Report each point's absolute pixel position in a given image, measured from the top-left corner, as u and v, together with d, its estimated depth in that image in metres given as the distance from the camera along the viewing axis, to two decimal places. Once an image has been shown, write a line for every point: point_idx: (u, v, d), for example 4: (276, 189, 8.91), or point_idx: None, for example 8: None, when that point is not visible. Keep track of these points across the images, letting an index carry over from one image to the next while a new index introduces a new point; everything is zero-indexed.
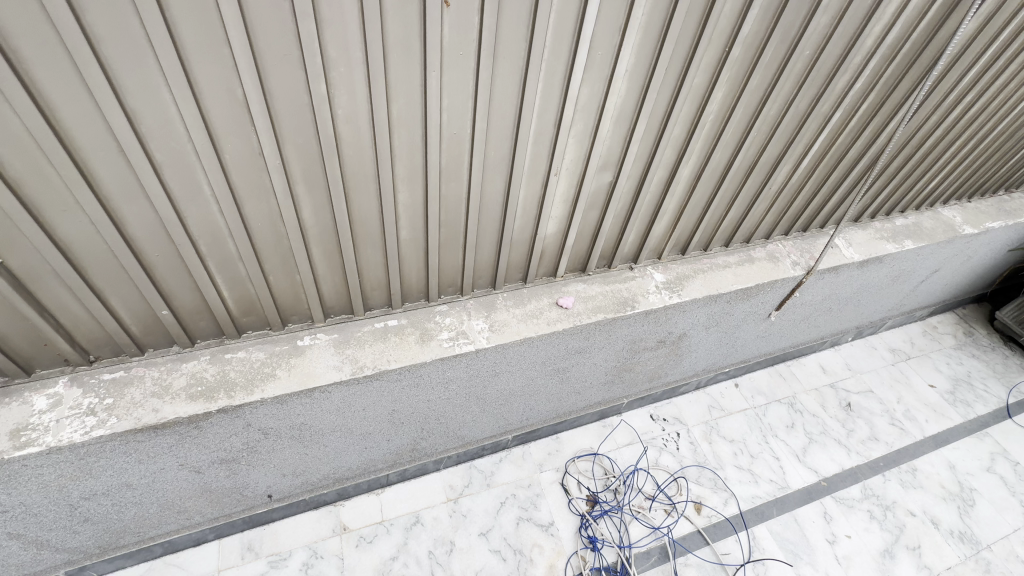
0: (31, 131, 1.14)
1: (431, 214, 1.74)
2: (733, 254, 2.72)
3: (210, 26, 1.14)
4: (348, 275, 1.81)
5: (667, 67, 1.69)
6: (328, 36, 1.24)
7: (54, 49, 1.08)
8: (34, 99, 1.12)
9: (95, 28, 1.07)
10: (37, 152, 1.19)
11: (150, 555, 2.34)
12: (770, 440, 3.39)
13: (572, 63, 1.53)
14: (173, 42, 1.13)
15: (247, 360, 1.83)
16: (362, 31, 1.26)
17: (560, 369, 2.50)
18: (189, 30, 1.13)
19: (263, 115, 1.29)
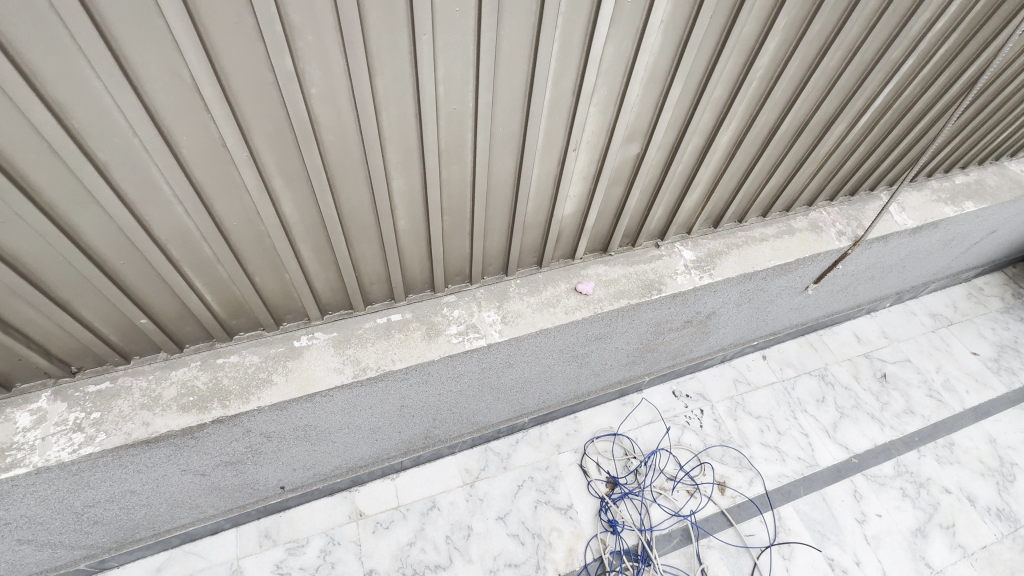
0: None
1: (432, 202, 1.52)
2: (770, 226, 2.44)
3: None
4: (342, 271, 1.62)
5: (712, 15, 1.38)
6: None
7: None
8: None
9: None
10: None
11: (168, 545, 2.35)
12: (798, 415, 3.24)
13: (595, 15, 1.24)
14: (89, 15, 0.89)
15: (240, 364, 1.69)
16: None
17: (579, 354, 2.32)
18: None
19: (219, 101, 1.06)
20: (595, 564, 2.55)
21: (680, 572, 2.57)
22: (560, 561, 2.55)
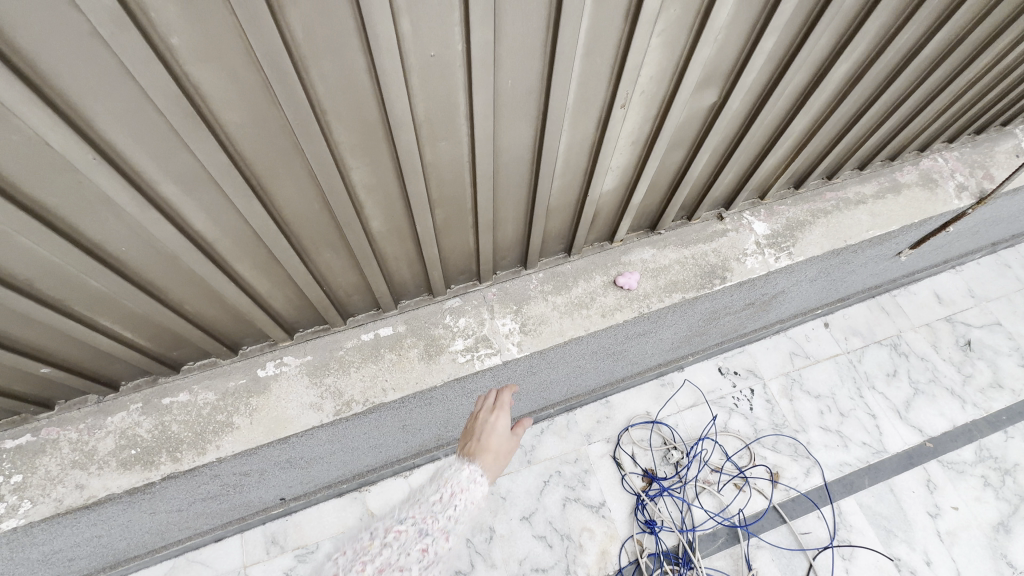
0: None
1: (413, 196, 1.05)
2: (868, 183, 1.87)
3: None
4: (303, 289, 1.20)
5: None
6: None
7: None
8: None
9: None
10: None
11: (171, 554, 2.17)
12: (865, 393, 2.81)
13: None
14: None
15: (191, 404, 1.34)
16: None
17: (616, 351, 1.90)
18: None
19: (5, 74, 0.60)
20: (631, 568, 2.31)
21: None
22: (592, 565, 2.31)
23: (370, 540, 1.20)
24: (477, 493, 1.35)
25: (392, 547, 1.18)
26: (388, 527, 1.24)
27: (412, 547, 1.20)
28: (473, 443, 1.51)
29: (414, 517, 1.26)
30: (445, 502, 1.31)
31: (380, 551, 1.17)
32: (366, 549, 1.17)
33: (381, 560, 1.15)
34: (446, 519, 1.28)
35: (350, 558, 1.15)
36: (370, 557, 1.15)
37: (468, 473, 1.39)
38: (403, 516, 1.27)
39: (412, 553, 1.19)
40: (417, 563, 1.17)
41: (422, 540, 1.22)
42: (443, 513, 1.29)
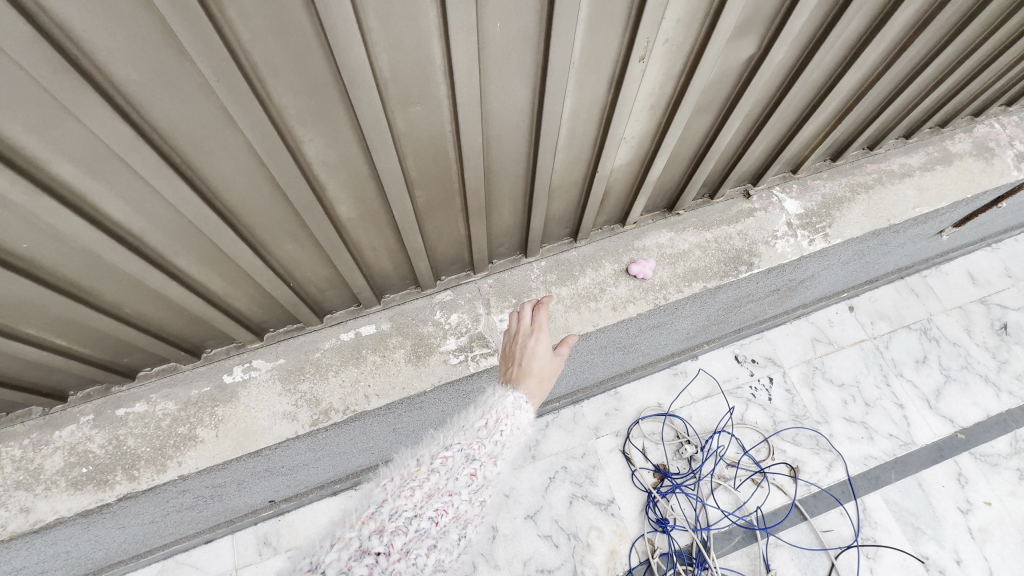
0: None
1: (385, 175, 0.86)
2: (915, 153, 1.65)
3: None
4: (264, 285, 1.03)
5: None
6: None
7: None
8: None
9: None
10: None
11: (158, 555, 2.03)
12: (892, 381, 2.57)
13: None
14: None
15: (149, 416, 1.19)
16: None
17: (627, 344, 1.72)
18: None
19: None
20: (642, 569, 2.16)
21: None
22: (600, 565, 2.16)
23: (411, 463, 0.86)
24: (524, 421, 0.95)
25: (440, 470, 0.83)
26: (430, 448, 0.89)
27: (462, 471, 0.85)
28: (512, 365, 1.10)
29: (459, 438, 0.89)
30: (492, 427, 0.92)
31: (427, 475, 0.83)
32: (407, 475, 0.83)
33: (428, 486, 0.81)
34: (498, 443, 0.90)
35: (391, 482, 0.82)
36: (416, 482, 0.81)
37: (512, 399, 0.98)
38: (448, 435, 0.92)
39: (463, 478, 0.84)
40: (471, 489, 0.83)
41: (473, 463, 0.86)
42: (493, 436, 0.91)
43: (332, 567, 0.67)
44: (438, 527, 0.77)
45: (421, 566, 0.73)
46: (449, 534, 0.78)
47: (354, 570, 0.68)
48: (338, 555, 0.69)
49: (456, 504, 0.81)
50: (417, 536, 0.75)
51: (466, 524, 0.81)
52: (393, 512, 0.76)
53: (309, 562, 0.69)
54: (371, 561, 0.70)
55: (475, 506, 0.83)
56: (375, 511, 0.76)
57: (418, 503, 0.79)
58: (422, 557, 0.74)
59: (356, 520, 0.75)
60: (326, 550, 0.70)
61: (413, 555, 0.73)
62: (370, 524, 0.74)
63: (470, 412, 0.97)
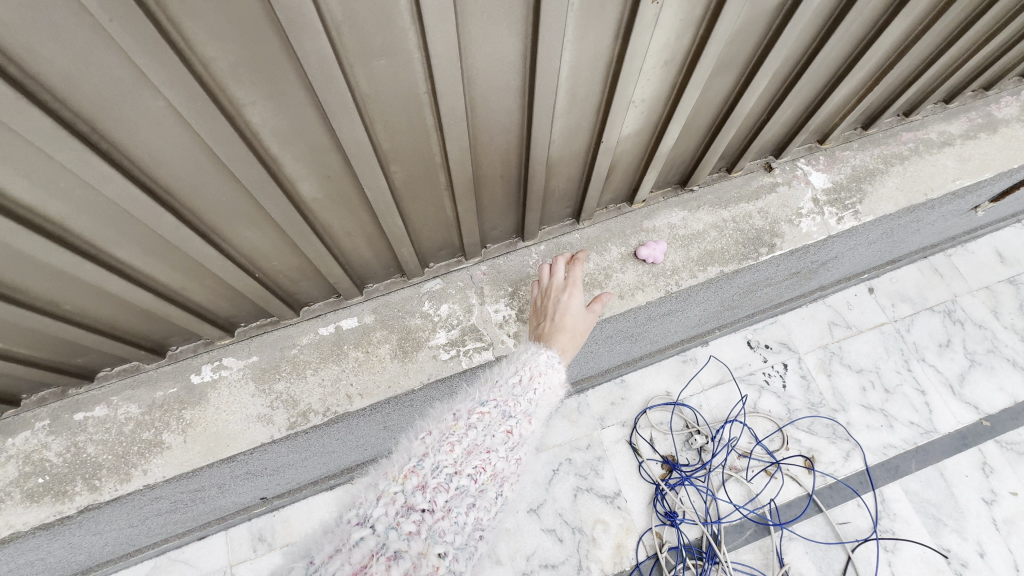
0: None
1: (351, 147, 0.74)
2: (956, 119, 1.49)
3: None
4: (224, 277, 0.91)
5: None
6: None
7: None
8: None
9: None
10: None
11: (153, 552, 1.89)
12: (913, 366, 2.14)
13: None
14: None
15: (110, 421, 1.09)
16: None
17: (634, 333, 1.59)
18: None
19: None
20: (649, 564, 1.86)
21: (755, 572, 1.86)
22: (606, 561, 1.87)
23: (448, 418, 0.83)
24: (557, 381, 0.94)
25: (478, 427, 0.80)
26: (466, 404, 0.86)
27: (498, 428, 0.81)
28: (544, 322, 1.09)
29: (495, 395, 0.86)
30: (526, 384, 0.89)
31: (466, 430, 0.79)
32: (445, 429, 0.79)
33: (467, 442, 0.78)
34: (533, 401, 0.88)
35: (430, 436, 0.79)
36: (455, 437, 0.78)
37: (545, 357, 0.97)
38: (484, 391, 0.88)
39: (500, 435, 0.80)
40: (508, 447, 0.80)
41: (509, 421, 0.83)
42: (528, 394, 0.89)
43: (380, 523, 0.65)
44: (477, 484, 0.74)
45: (464, 524, 0.70)
46: (488, 492, 0.75)
47: (402, 527, 0.66)
48: (384, 511, 0.67)
49: (494, 462, 0.77)
50: (459, 494, 0.72)
51: (504, 482, 0.78)
52: (436, 467, 0.73)
53: (356, 516, 0.67)
54: (418, 518, 0.67)
55: (512, 464, 0.80)
56: (416, 466, 0.73)
57: (458, 460, 0.75)
58: (464, 515, 0.71)
59: (398, 473, 0.72)
60: (372, 506, 0.68)
61: (456, 512, 0.70)
62: (412, 479, 0.71)
63: (504, 369, 0.94)
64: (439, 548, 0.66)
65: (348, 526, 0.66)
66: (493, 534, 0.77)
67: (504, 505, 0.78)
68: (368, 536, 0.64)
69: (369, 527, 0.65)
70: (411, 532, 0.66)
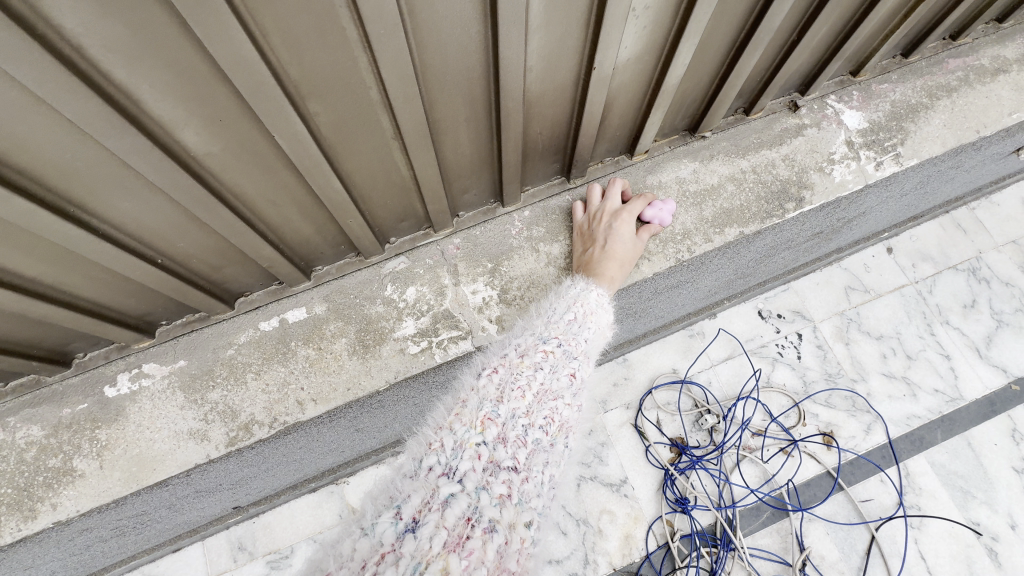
0: None
1: (235, 71, 0.52)
2: (1010, 42, 1.26)
3: None
4: (109, 263, 0.70)
5: None
6: None
7: None
8: None
9: None
10: None
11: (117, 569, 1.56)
12: (937, 330, 1.94)
13: None
14: None
15: (7, 447, 0.89)
16: None
17: (640, 309, 1.40)
18: None
19: None
20: (661, 555, 1.71)
21: (773, 557, 1.70)
22: (614, 553, 1.71)
23: (511, 357, 0.75)
24: (605, 322, 0.87)
25: (545, 369, 0.72)
26: (526, 341, 0.78)
27: (562, 371, 0.74)
28: (596, 252, 0.97)
29: (557, 331, 0.79)
30: (580, 323, 0.82)
31: (533, 373, 0.71)
32: (512, 368, 0.71)
33: (536, 387, 0.70)
34: (588, 341, 0.81)
35: (498, 375, 0.71)
36: (525, 382, 0.70)
37: (596, 296, 0.89)
38: (541, 328, 0.81)
39: (563, 378, 0.74)
40: (573, 392, 0.74)
41: (572, 363, 0.76)
42: (583, 334, 0.82)
43: (469, 481, 0.58)
44: (547, 437, 0.68)
45: (543, 481, 0.65)
46: (558, 445, 0.69)
47: (492, 488, 0.58)
48: (472, 466, 0.59)
49: (561, 411, 0.71)
50: (535, 448, 0.66)
51: (569, 432, 0.72)
52: (513, 417, 0.66)
53: (441, 465, 0.59)
54: (506, 478, 0.60)
55: (575, 412, 0.74)
56: (493, 413, 0.65)
57: (529, 408, 0.68)
58: (542, 472, 0.65)
59: (474, 419, 0.64)
60: (456, 457, 0.60)
61: (536, 470, 0.64)
62: (492, 429, 0.63)
63: (555, 305, 0.86)
64: (526, 513, 0.60)
65: (434, 476, 0.58)
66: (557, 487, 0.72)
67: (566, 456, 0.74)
68: (459, 493, 0.56)
69: (458, 482, 0.57)
70: (502, 494, 0.58)
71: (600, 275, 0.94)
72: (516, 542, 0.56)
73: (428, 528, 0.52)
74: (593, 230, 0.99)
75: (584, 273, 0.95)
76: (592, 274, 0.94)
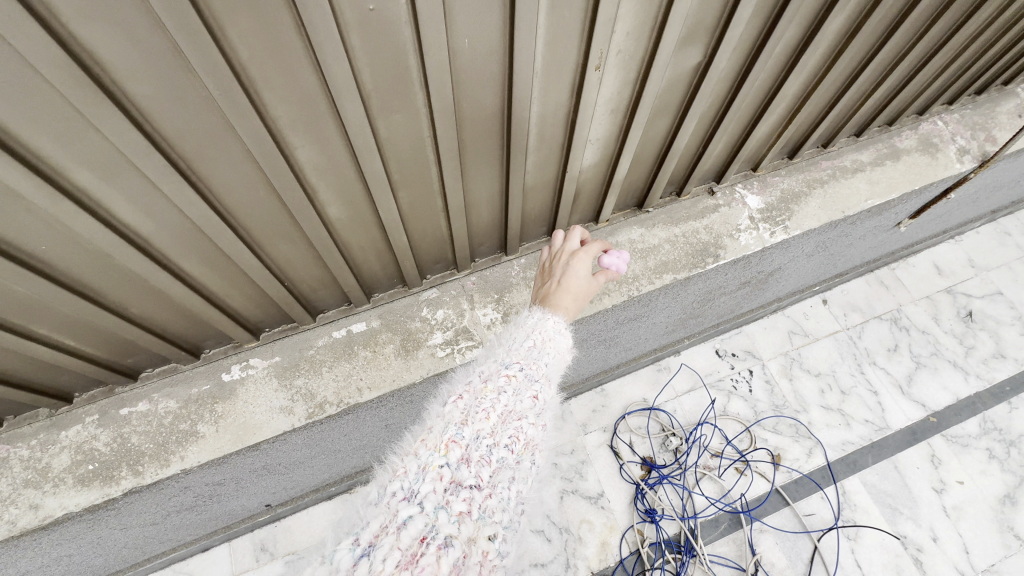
0: None
1: (370, 177, 0.95)
2: (866, 150, 1.78)
3: None
4: (260, 283, 1.11)
5: None
6: None
7: None
8: None
9: None
10: None
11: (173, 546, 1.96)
12: (866, 370, 2.74)
13: None
14: None
15: (151, 414, 1.25)
16: None
17: (608, 338, 1.83)
18: None
19: None
20: (633, 559, 2.25)
21: (729, 562, 2.26)
22: (592, 557, 2.25)
23: (476, 384, 0.96)
24: (564, 346, 1.09)
25: (508, 394, 0.94)
26: (491, 368, 0.99)
27: (525, 393, 0.97)
28: (552, 286, 1.21)
29: (517, 360, 1.01)
30: (539, 351, 1.04)
31: (497, 397, 0.93)
32: (478, 395, 0.92)
33: (500, 410, 0.92)
34: (546, 365, 1.04)
35: (465, 401, 0.92)
36: (489, 405, 0.91)
37: (552, 324, 1.11)
38: (503, 356, 1.02)
39: (526, 400, 0.96)
40: (535, 413, 0.96)
41: (533, 386, 0.98)
42: (542, 359, 1.04)
43: (429, 501, 0.76)
44: (512, 455, 0.89)
45: (503, 495, 0.84)
46: (520, 461, 0.90)
47: (451, 506, 0.77)
48: (433, 487, 0.78)
49: (524, 430, 0.92)
50: (497, 467, 0.86)
51: (531, 447, 0.94)
52: (475, 440, 0.86)
53: (404, 489, 0.78)
54: (466, 496, 0.79)
55: (536, 430, 0.96)
56: (457, 437, 0.85)
57: (493, 429, 0.89)
58: (503, 488, 0.85)
59: (439, 445, 0.84)
60: (419, 480, 0.79)
61: (499, 487, 0.84)
62: (455, 450, 0.83)
63: (516, 334, 1.08)
64: (484, 526, 0.80)
65: (398, 499, 0.76)
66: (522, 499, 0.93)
67: (530, 469, 0.95)
68: (417, 514, 0.75)
69: (417, 504, 0.76)
70: (460, 511, 0.77)
71: (554, 306, 1.15)
72: (470, 554, 0.75)
73: (384, 551, 0.69)
74: (553, 270, 1.22)
75: (541, 302, 1.18)
76: (549, 305, 1.16)
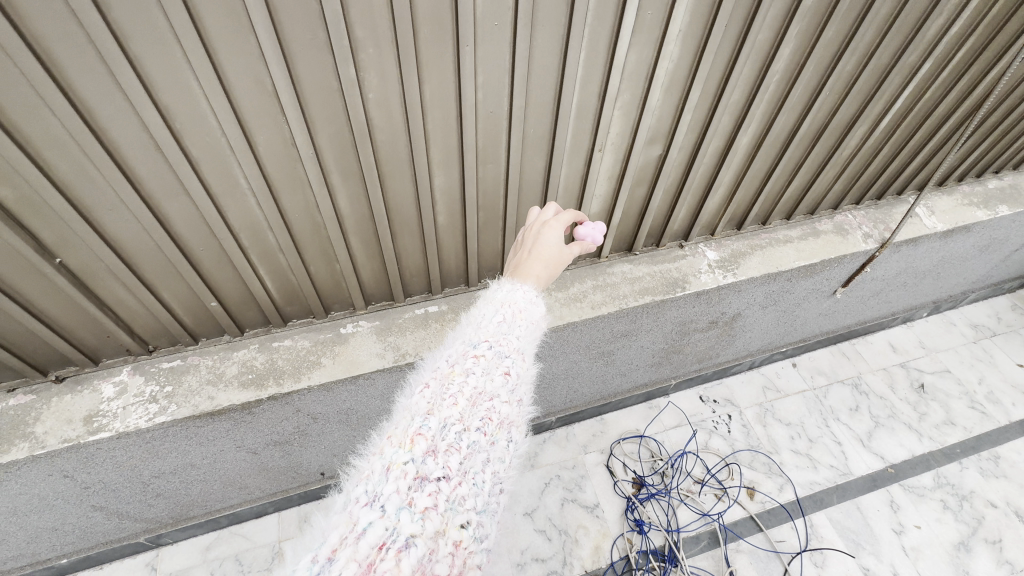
0: (86, 150, 1.18)
1: (468, 199, 1.67)
2: (795, 229, 2.50)
3: (240, 29, 1.10)
4: (386, 262, 1.78)
5: (723, 35, 1.53)
6: (359, 33, 1.19)
7: (93, 63, 1.07)
8: (86, 119, 1.14)
9: (128, 38, 1.05)
10: (90, 165, 1.22)
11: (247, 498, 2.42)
12: (831, 423, 3.19)
13: (615, 36, 1.40)
14: (205, 47, 1.10)
15: (294, 348, 1.86)
16: (391, 22, 1.19)
17: (605, 352, 2.41)
18: (218, 31, 1.09)
19: (296, 115, 1.25)
20: (622, 563, 2.56)
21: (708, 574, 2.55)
22: (587, 558, 2.57)
23: (445, 370, 1.04)
24: (537, 315, 1.22)
25: (475, 374, 1.02)
26: (461, 350, 1.08)
27: (495, 371, 1.05)
28: (524, 255, 1.36)
29: (486, 340, 1.09)
30: (509, 324, 1.15)
31: (465, 381, 1.01)
32: (446, 380, 1.01)
33: (468, 394, 0.99)
34: (517, 340, 1.14)
35: (433, 391, 1.00)
36: (456, 391, 0.99)
37: (522, 295, 1.23)
38: (474, 337, 1.11)
39: (496, 377, 1.04)
40: (504, 388, 1.04)
41: (503, 363, 1.07)
42: (513, 332, 1.15)
43: (392, 502, 0.82)
44: (485, 436, 0.97)
45: (472, 480, 0.91)
46: (489, 440, 0.97)
47: (414, 504, 0.83)
48: (396, 487, 0.84)
49: (494, 410, 1.00)
50: (463, 453, 0.92)
51: (504, 423, 1.01)
52: (439, 431, 0.92)
53: (369, 493, 0.84)
54: (431, 490, 0.85)
55: (508, 406, 1.03)
56: (422, 430, 0.91)
57: (462, 414, 0.96)
58: (469, 473, 0.92)
59: (405, 441, 0.90)
60: (383, 482, 0.85)
61: (468, 473, 0.91)
62: (422, 442, 0.90)
63: (486, 311, 1.17)
64: (449, 518, 0.86)
65: (363, 503, 0.83)
66: (502, 475, 1.00)
67: (508, 446, 1.03)
68: (377, 519, 0.80)
69: (379, 508, 0.82)
70: (424, 507, 0.83)
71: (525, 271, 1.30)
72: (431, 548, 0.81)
73: (342, 562, 0.74)
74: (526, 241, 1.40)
75: (508, 271, 1.33)
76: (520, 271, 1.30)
